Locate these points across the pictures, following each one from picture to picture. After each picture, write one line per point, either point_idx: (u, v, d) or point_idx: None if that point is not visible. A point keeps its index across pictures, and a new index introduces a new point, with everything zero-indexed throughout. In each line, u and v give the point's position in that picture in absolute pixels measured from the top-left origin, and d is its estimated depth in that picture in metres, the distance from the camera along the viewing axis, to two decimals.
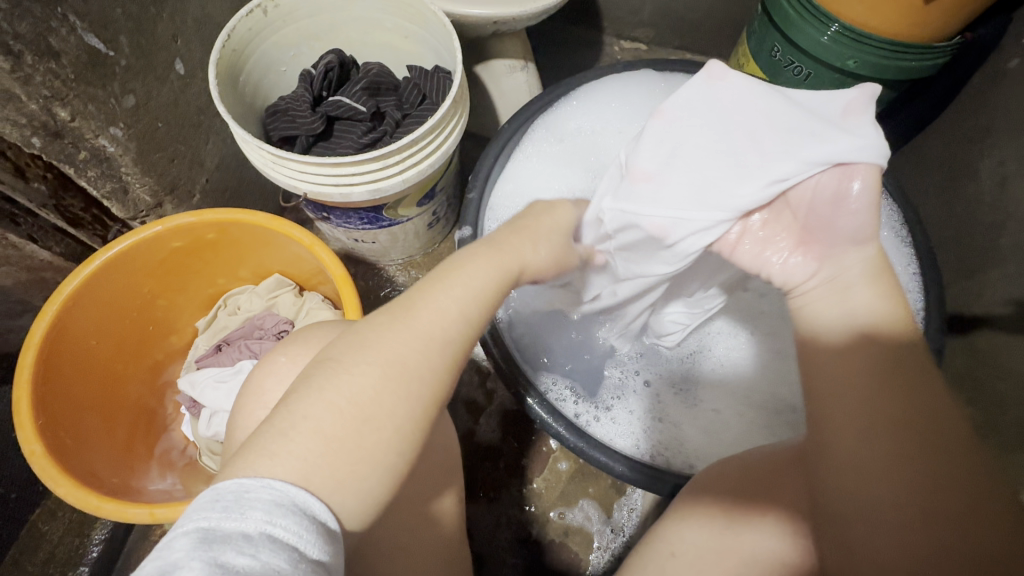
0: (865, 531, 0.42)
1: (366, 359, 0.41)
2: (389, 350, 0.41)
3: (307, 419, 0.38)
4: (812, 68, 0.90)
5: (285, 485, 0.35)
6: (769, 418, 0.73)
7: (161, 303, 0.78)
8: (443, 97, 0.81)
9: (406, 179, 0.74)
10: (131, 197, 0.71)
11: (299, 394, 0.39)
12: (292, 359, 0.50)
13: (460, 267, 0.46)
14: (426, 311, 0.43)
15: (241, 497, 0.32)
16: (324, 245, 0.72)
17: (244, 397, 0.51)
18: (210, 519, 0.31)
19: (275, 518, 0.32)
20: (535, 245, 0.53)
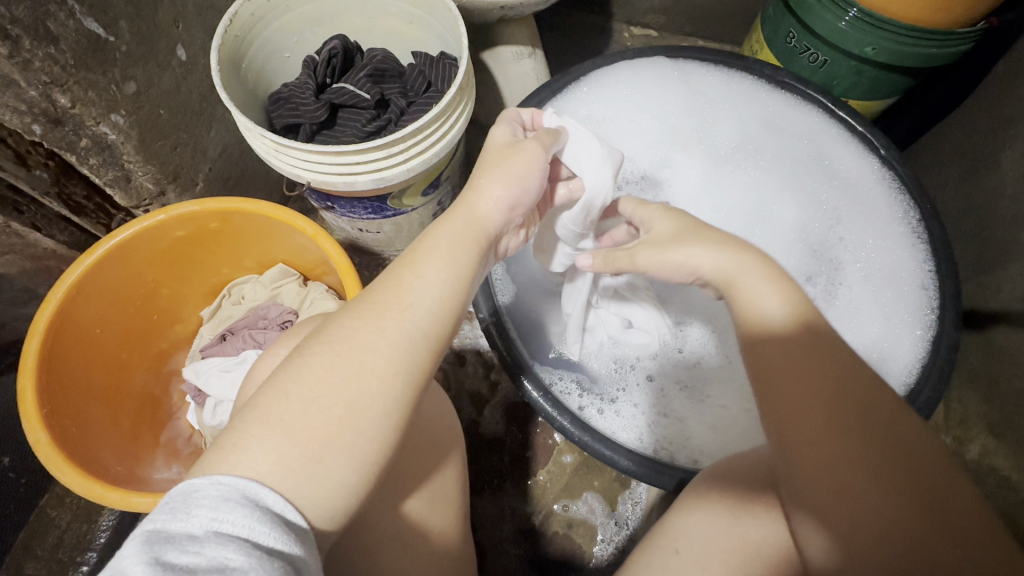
0: (846, 520, 0.38)
1: (363, 356, 0.40)
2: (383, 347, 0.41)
3: (307, 416, 0.38)
4: (829, 55, 0.87)
5: (235, 478, 0.34)
6: None
7: (165, 292, 0.78)
8: (448, 85, 0.79)
9: (410, 168, 0.73)
10: (134, 185, 0.71)
11: (298, 390, 0.39)
12: None
13: (420, 245, 0.46)
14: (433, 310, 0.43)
15: (188, 497, 0.33)
16: (327, 235, 0.70)
17: (246, 389, 0.51)
18: (157, 522, 0.32)
19: (222, 514, 0.32)
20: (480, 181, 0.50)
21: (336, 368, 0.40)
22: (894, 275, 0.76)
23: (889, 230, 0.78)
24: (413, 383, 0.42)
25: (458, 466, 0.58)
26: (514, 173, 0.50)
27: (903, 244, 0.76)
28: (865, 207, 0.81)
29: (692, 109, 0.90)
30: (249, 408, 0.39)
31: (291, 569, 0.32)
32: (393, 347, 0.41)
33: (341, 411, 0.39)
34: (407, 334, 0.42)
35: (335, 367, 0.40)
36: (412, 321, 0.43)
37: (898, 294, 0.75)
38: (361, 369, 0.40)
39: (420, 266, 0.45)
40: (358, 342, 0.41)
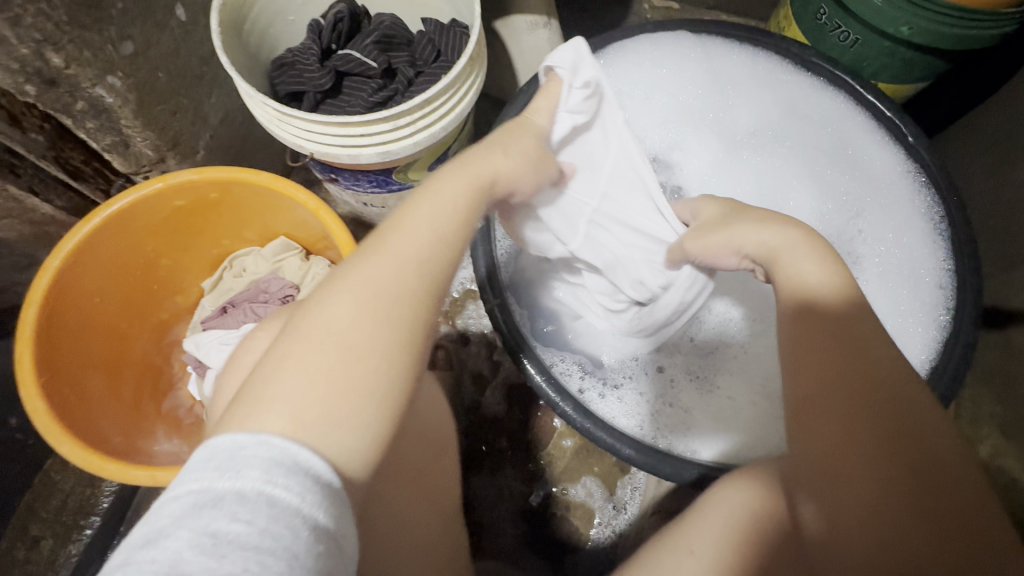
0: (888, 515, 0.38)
1: (355, 295, 0.38)
2: (380, 282, 0.39)
3: (309, 360, 0.36)
4: (860, 34, 0.83)
5: (282, 440, 0.32)
6: (785, 408, 0.70)
7: (165, 263, 0.76)
8: (458, 55, 0.75)
9: (417, 143, 0.70)
10: (133, 151, 0.68)
11: (308, 336, 0.37)
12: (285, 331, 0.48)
13: (432, 186, 0.46)
14: (424, 247, 0.42)
15: (235, 456, 0.31)
16: (329, 210, 0.68)
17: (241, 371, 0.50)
18: (203, 480, 0.30)
19: (273, 479, 0.31)
20: (497, 154, 0.52)
21: (345, 300, 0.38)
22: (911, 273, 0.74)
23: (909, 225, 0.76)
24: (416, 317, 0.40)
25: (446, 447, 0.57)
26: (520, 162, 0.54)
27: (923, 240, 0.74)
28: (885, 199, 0.78)
29: (711, 89, 0.86)
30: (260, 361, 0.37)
31: (334, 548, 0.31)
32: (404, 281, 0.40)
33: (339, 348, 0.36)
34: (414, 267, 0.41)
35: (332, 312, 0.38)
36: (411, 263, 0.41)
37: (913, 291, 0.74)
38: (364, 301, 0.38)
39: (425, 216, 0.44)
40: (357, 277, 0.39)
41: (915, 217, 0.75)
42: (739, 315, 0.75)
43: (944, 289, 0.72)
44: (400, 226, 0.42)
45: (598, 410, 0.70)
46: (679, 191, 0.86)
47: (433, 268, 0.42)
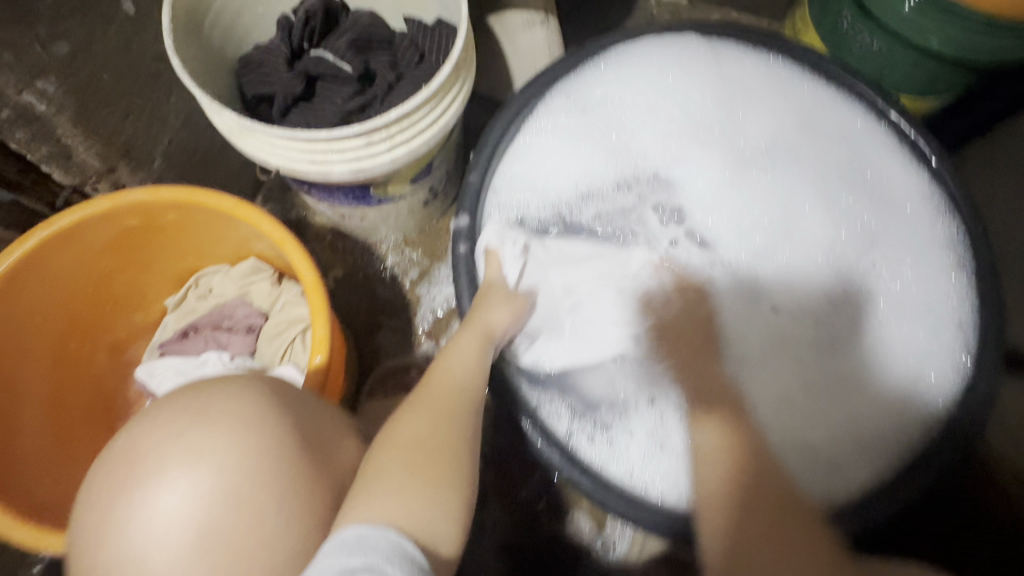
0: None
1: (420, 420, 0.52)
2: (436, 409, 0.54)
3: (396, 475, 0.47)
4: (884, 43, 0.76)
5: (394, 530, 0.42)
6: (788, 458, 0.65)
7: (121, 281, 0.69)
8: (443, 58, 0.68)
9: (395, 158, 0.63)
10: (76, 162, 0.61)
11: (396, 456, 0.49)
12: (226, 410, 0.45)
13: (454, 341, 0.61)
14: (460, 383, 0.57)
15: (362, 541, 0.40)
16: (295, 242, 0.61)
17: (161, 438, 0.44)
18: (339, 558, 0.39)
19: (391, 560, 0.39)
20: (492, 304, 0.64)
21: (416, 423, 0.52)
22: (930, 314, 0.68)
23: (930, 256, 0.70)
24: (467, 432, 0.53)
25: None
26: (511, 303, 0.65)
27: (941, 274, 0.69)
28: (907, 227, 0.71)
29: (723, 99, 0.77)
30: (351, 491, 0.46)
31: None
32: (455, 405, 0.54)
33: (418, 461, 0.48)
34: (460, 395, 0.55)
35: (404, 433, 0.51)
36: (456, 394, 0.56)
37: (933, 333, 0.67)
38: (431, 423, 0.52)
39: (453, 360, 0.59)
40: (414, 412, 0.52)
41: (940, 248, 0.70)
42: (735, 354, 0.69)
43: (964, 327, 0.67)
44: (441, 368, 0.58)
45: (586, 458, 0.64)
46: (678, 210, 0.75)
47: (471, 393, 0.56)
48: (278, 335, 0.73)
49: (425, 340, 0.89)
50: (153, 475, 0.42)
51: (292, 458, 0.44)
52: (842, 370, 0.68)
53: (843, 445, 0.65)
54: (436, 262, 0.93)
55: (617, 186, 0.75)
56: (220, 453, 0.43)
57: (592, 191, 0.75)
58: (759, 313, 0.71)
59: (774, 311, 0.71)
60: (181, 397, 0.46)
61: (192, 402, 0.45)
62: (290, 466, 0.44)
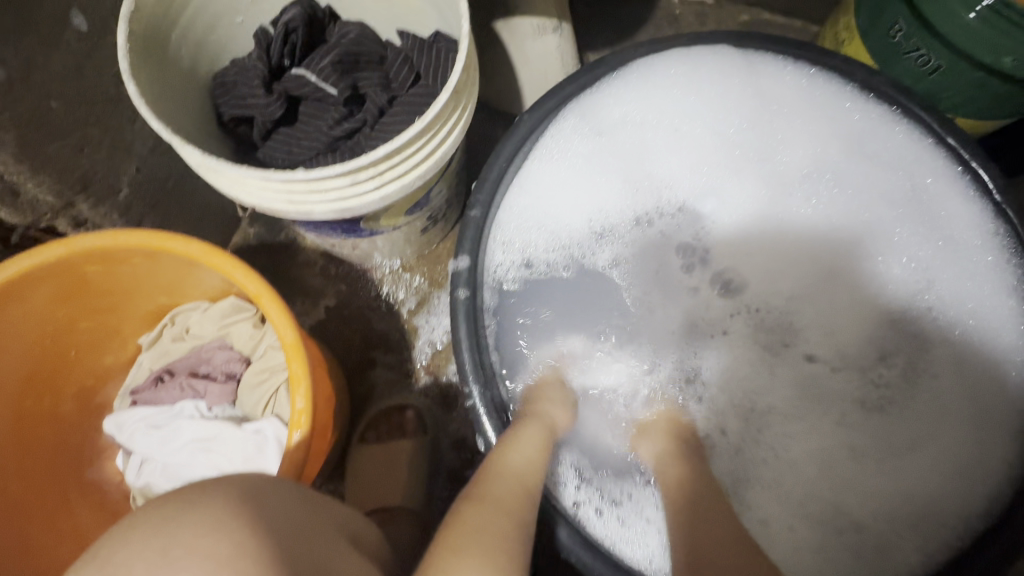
0: None
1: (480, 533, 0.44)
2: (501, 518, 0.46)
3: None
4: (944, 60, 0.67)
5: None
6: (823, 534, 0.58)
7: (85, 327, 0.63)
8: (441, 80, 0.60)
9: (385, 197, 0.55)
10: (26, 200, 0.53)
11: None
12: (191, 532, 0.35)
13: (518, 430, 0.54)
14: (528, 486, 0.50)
15: None
16: (273, 296, 0.54)
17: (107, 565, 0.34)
18: None
19: None
20: (551, 402, 0.59)
21: (475, 540, 0.43)
22: (994, 373, 0.59)
23: (996, 303, 0.59)
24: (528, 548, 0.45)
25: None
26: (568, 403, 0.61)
27: (998, 334, 0.59)
28: (969, 271, 0.61)
29: (758, 122, 0.68)
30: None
31: None
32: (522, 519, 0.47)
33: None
34: (525, 491, 0.49)
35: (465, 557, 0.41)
36: (523, 498, 0.48)
37: (994, 395, 0.58)
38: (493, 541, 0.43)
39: (519, 453, 0.52)
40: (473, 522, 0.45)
41: (1005, 309, 0.59)
42: (762, 408, 0.63)
43: None
44: (507, 453, 0.51)
45: (595, 534, 0.56)
46: (704, 251, 0.68)
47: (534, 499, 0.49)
48: (260, 385, 0.66)
49: (422, 376, 0.82)
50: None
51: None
52: (896, 436, 0.60)
53: (893, 522, 0.57)
54: (436, 290, 0.86)
55: (638, 219, 0.68)
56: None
57: (609, 225, 0.67)
58: (788, 360, 0.64)
59: (809, 361, 0.64)
60: (141, 527, 0.36)
61: (153, 536, 0.35)
62: None
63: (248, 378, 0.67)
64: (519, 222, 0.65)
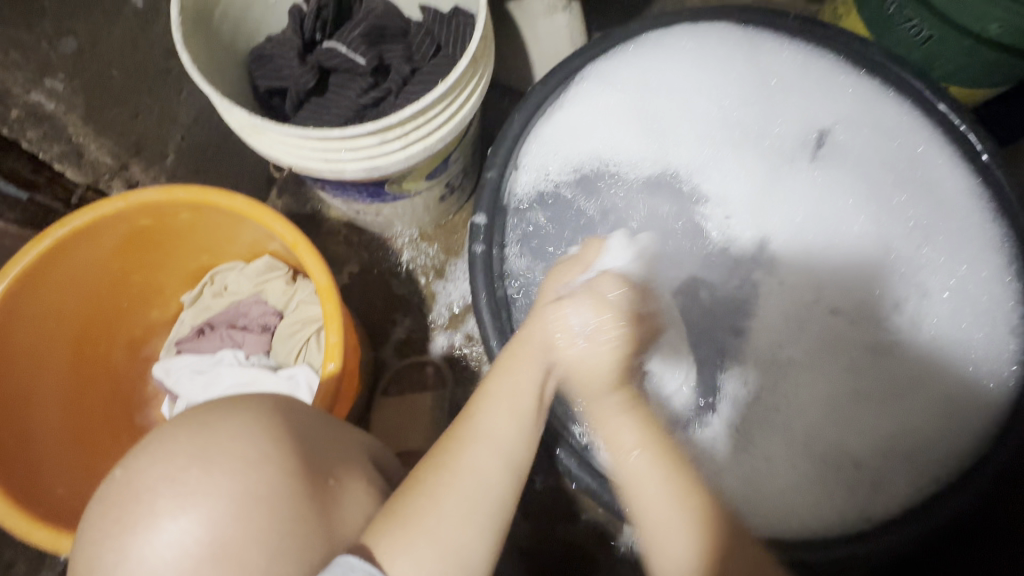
0: None
1: (458, 480, 0.46)
2: (473, 475, 0.47)
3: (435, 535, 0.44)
4: (936, 30, 0.71)
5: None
6: (828, 477, 0.60)
7: (136, 280, 0.69)
8: (461, 50, 0.66)
9: (410, 156, 0.60)
10: (88, 160, 0.61)
11: (428, 514, 0.45)
12: (231, 438, 0.42)
13: (506, 368, 0.51)
14: (517, 433, 0.49)
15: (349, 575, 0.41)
16: (309, 246, 0.59)
17: (152, 460, 0.41)
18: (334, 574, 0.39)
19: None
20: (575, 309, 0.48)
21: (452, 488, 0.46)
22: (974, 326, 0.62)
23: (984, 257, 0.63)
24: (507, 498, 0.47)
25: (386, 501, 0.52)
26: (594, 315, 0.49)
27: (986, 281, 0.62)
28: (959, 228, 0.64)
29: (760, 93, 0.71)
30: (383, 520, 0.45)
31: None
32: (500, 471, 0.48)
33: (456, 526, 0.45)
34: (504, 449, 0.48)
35: (444, 503, 0.46)
36: (500, 450, 0.48)
37: (975, 344, 0.61)
38: (467, 498, 0.46)
39: (500, 392, 0.50)
40: (460, 468, 0.47)
41: (995, 260, 0.62)
42: (781, 359, 0.64)
43: (1016, 333, 0.61)
44: (482, 417, 0.49)
45: None
46: (726, 220, 0.69)
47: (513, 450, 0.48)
48: (293, 335, 0.72)
49: (440, 336, 0.88)
50: (142, 516, 0.39)
51: (294, 505, 0.42)
52: (890, 382, 0.62)
53: (890, 459, 0.60)
54: (452, 258, 0.91)
55: (646, 181, 0.71)
56: (215, 499, 0.40)
57: (616, 173, 0.71)
58: (817, 316, 0.65)
59: (829, 315, 0.65)
60: (183, 426, 0.42)
61: (192, 435, 0.42)
62: (289, 508, 0.42)
63: (282, 330, 0.72)
64: (545, 182, 0.69)
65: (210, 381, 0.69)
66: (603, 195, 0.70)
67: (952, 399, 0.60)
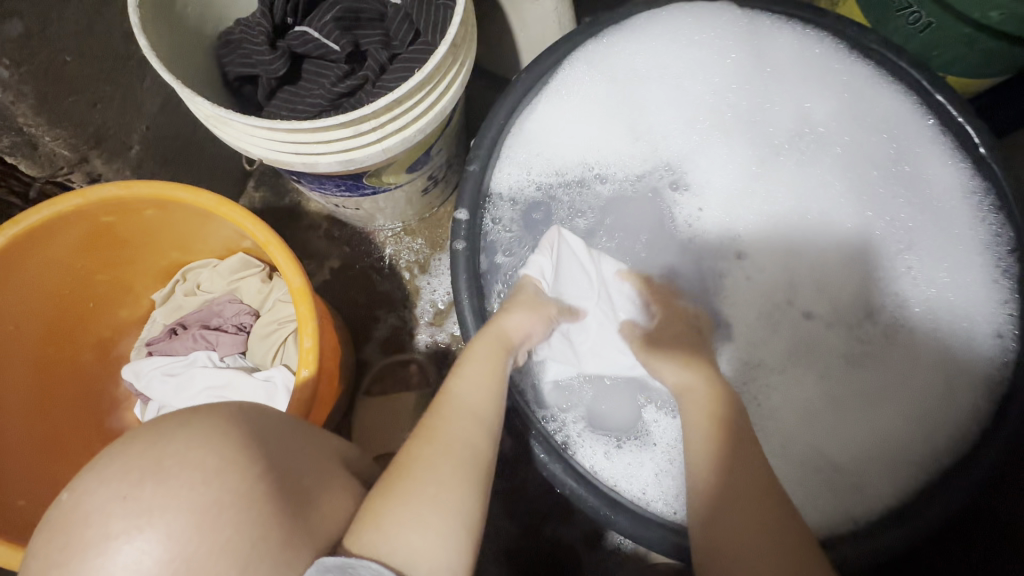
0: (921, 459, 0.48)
1: (443, 446, 0.48)
2: (456, 439, 0.49)
3: (428, 505, 0.44)
4: (935, 18, 0.68)
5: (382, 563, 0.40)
6: (815, 477, 0.59)
7: (102, 279, 0.66)
8: (441, 36, 0.62)
9: (387, 149, 0.58)
10: (44, 153, 0.56)
11: (420, 482, 0.46)
12: (187, 445, 0.37)
13: (471, 352, 0.55)
14: (486, 406, 0.52)
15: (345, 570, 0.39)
16: (281, 246, 0.56)
17: (97, 475, 0.36)
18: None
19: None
20: (507, 309, 0.59)
21: (441, 454, 0.48)
22: (958, 332, 0.60)
23: (977, 254, 0.61)
24: (486, 465, 0.49)
25: None
26: (538, 310, 0.60)
27: (979, 280, 0.60)
28: (952, 226, 0.62)
29: (753, 82, 0.68)
30: (376, 496, 0.45)
31: None
32: (478, 442, 0.50)
33: (445, 486, 0.46)
34: (480, 418, 0.51)
35: (434, 468, 0.47)
36: (475, 421, 0.51)
37: (959, 351, 0.59)
38: (455, 461, 0.48)
39: (466, 374, 0.54)
40: (444, 436, 0.49)
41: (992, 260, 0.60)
42: (754, 362, 0.64)
43: (1003, 338, 0.59)
44: (456, 392, 0.52)
45: (603, 477, 0.58)
46: (697, 213, 0.68)
47: (487, 424, 0.51)
48: (268, 336, 0.69)
49: (424, 332, 0.85)
50: (93, 540, 0.34)
51: (264, 519, 0.37)
52: (875, 380, 0.62)
53: (859, 459, 0.59)
54: (437, 252, 0.88)
55: (635, 181, 0.69)
56: (175, 517, 0.34)
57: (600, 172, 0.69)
58: (788, 318, 0.65)
59: (806, 317, 0.65)
60: (135, 439, 0.37)
61: (142, 449, 0.37)
62: (257, 515, 0.37)
63: (258, 330, 0.70)
64: (525, 194, 0.67)
65: (183, 381, 0.66)
66: (588, 199, 0.69)
67: (938, 402, 0.59)
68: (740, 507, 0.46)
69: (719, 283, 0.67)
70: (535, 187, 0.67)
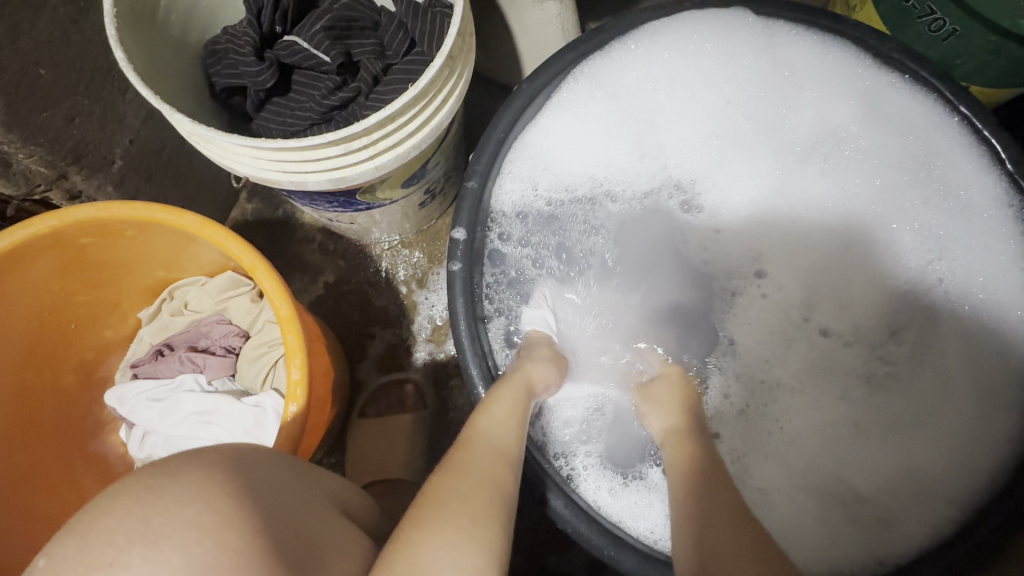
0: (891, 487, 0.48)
1: (474, 475, 0.45)
2: (487, 469, 0.46)
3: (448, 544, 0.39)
4: (959, 24, 0.64)
5: None
6: (831, 512, 0.57)
7: (84, 300, 0.63)
8: (437, 46, 0.59)
9: (380, 166, 0.55)
10: (19, 170, 0.53)
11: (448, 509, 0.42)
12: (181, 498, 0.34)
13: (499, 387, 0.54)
14: (513, 439, 0.50)
15: None
16: (269, 271, 0.53)
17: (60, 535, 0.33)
18: None
19: None
20: (533, 361, 0.57)
21: (471, 482, 0.45)
22: (986, 362, 0.56)
23: (1004, 278, 0.57)
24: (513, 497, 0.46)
25: None
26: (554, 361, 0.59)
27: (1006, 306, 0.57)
28: (979, 248, 0.58)
29: (765, 94, 0.65)
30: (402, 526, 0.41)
31: None
32: (508, 475, 0.47)
33: (472, 517, 0.42)
34: (504, 453, 0.48)
35: (463, 498, 0.43)
36: (503, 455, 0.48)
37: (986, 381, 0.56)
38: (485, 490, 0.44)
39: (496, 407, 0.52)
40: (472, 465, 0.46)
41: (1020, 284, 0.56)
42: (771, 382, 0.62)
43: None
44: (482, 426, 0.50)
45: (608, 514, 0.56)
46: (714, 234, 0.66)
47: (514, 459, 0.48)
48: (258, 359, 0.66)
49: (422, 349, 0.82)
50: None
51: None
52: (895, 410, 0.58)
53: (885, 490, 0.56)
54: (436, 266, 0.85)
55: (645, 199, 0.66)
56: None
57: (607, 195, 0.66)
58: (805, 335, 0.63)
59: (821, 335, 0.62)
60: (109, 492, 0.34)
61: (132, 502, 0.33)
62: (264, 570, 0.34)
63: (248, 353, 0.67)
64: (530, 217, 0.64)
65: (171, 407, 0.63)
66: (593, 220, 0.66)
67: (959, 437, 0.56)
68: (741, 540, 0.42)
69: (729, 305, 0.65)
70: (538, 208, 0.65)
